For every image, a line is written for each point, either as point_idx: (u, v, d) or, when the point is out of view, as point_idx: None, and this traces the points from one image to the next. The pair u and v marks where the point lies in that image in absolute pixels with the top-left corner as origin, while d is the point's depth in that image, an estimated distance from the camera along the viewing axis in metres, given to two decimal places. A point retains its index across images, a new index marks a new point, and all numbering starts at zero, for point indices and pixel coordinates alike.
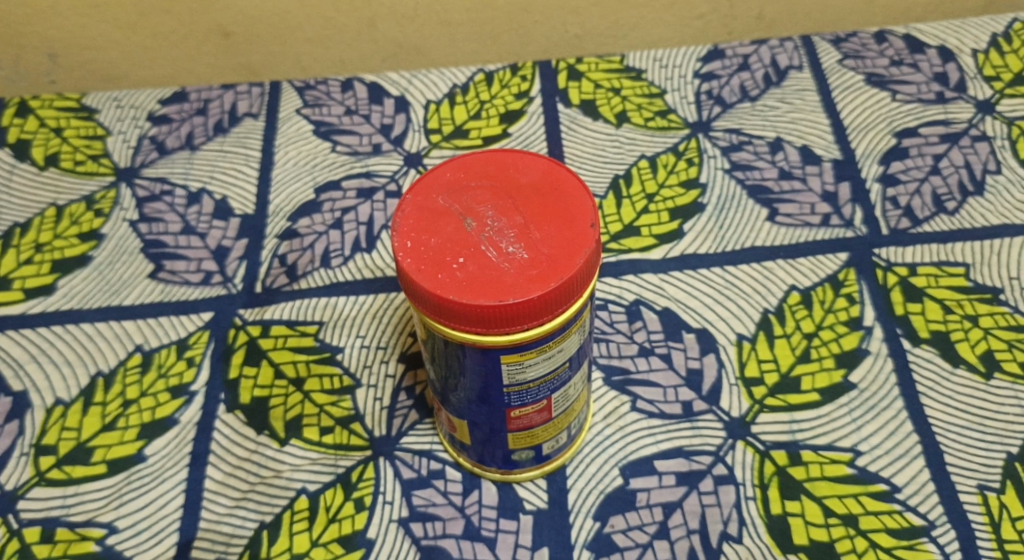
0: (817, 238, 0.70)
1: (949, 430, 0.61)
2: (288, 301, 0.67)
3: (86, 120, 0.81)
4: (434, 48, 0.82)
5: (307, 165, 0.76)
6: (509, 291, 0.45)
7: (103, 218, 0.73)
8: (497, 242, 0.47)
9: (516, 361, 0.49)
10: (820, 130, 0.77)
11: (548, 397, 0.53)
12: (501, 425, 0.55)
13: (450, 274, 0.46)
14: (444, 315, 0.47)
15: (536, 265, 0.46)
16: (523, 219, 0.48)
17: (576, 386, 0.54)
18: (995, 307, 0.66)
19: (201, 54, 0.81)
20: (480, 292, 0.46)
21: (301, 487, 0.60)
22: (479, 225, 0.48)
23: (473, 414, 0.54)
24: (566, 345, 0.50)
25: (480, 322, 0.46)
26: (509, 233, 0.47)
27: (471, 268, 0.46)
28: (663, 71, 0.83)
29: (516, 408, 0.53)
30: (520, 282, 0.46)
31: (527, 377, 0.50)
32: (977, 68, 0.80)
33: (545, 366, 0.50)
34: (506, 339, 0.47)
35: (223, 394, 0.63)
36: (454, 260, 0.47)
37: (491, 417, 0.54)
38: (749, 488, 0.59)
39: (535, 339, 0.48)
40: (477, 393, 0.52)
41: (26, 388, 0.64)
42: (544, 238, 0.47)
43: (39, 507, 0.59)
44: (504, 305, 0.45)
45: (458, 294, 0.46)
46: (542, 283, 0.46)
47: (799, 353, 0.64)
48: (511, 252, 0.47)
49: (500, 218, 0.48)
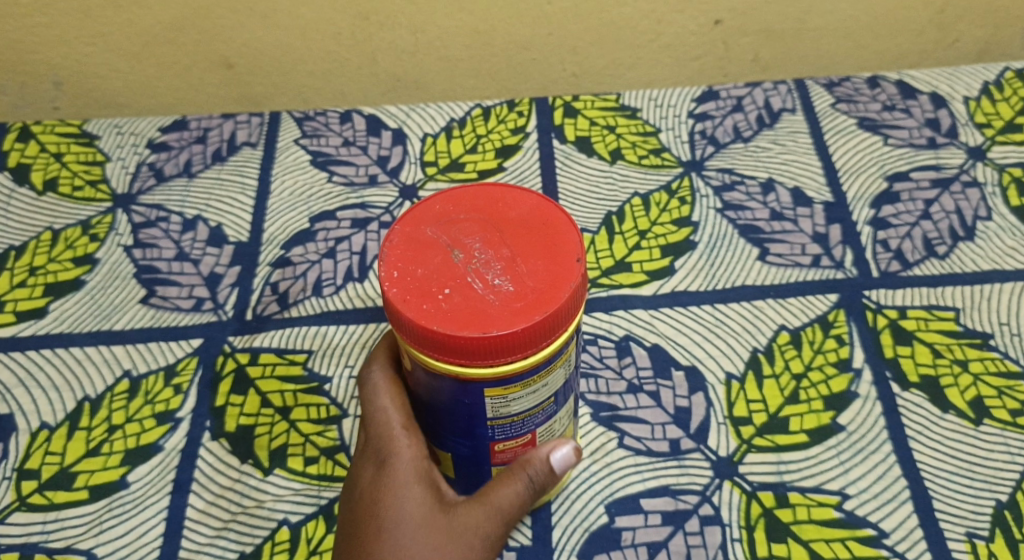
0: (807, 279, 0.70)
1: (937, 475, 0.61)
2: (277, 329, 0.67)
3: (87, 146, 0.81)
4: (434, 83, 0.83)
5: (303, 194, 0.77)
6: (494, 322, 0.46)
7: (99, 243, 0.74)
8: (484, 275, 0.47)
9: (500, 395, 0.49)
10: (813, 172, 0.78)
11: (531, 431, 0.53)
12: (484, 459, 0.54)
13: (436, 304, 0.46)
14: (428, 346, 0.47)
15: (521, 297, 0.46)
16: (510, 252, 0.48)
17: (562, 420, 0.54)
18: (984, 352, 0.66)
19: (204, 84, 0.82)
20: (465, 323, 0.46)
21: (283, 518, 0.59)
22: (467, 257, 0.48)
23: (455, 449, 0.54)
24: (550, 380, 0.50)
25: (463, 353, 0.46)
26: (495, 265, 0.48)
27: (457, 298, 0.46)
28: (658, 110, 0.83)
29: (500, 442, 0.53)
30: (504, 314, 0.46)
31: (511, 411, 0.50)
32: (969, 115, 0.81)
33: (528, 400, 0.50)
34: (489, 372, 0.47)
35: (209, 421, 0.63)
36: (440, 290, 0.47)
37: (474, 452, 0.54)
38: (735, 529, 0.59)
39: (521, 373, 0.48)
40: (460, 427, 0.52)
41: (12, 411, 0.64)
42: (530, 271, 0.48)
43: (18, 532, 0.59)
44: (488, 337, 0.45)
45: (441, 324, 0.46)
46: (527, 316, 0.46)
47: (788, 395, 0.64)
48: (497, 285, 0.47)
49: (487, 251, 0.48)
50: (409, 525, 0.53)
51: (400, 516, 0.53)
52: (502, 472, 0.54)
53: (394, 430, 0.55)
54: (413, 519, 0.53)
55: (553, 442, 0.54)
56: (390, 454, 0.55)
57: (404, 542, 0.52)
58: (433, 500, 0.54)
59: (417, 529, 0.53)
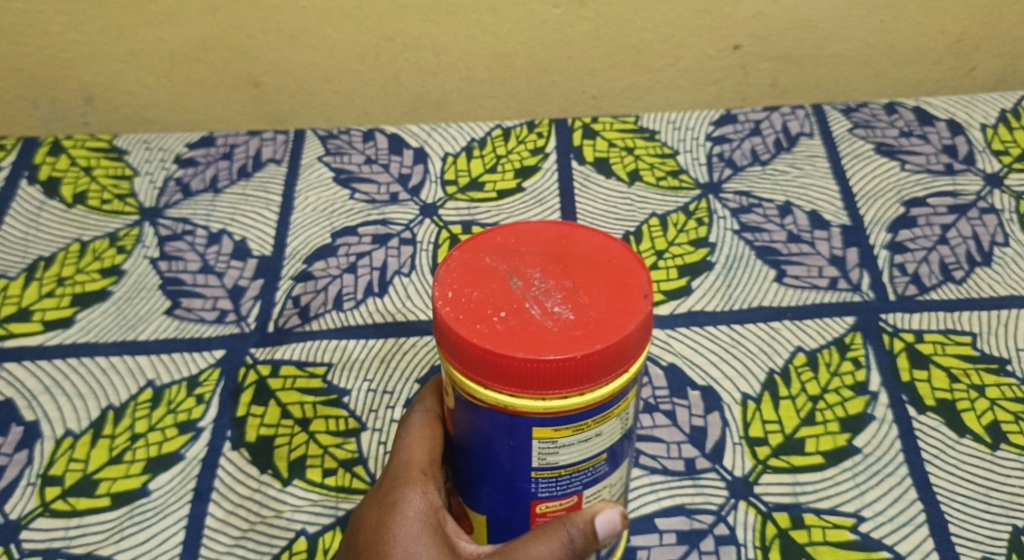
0: (824, 301, 0.71)
1: (954, 500, 0.60)
2: (298, 342, 0.68)
3: (117, 161, 0.83)
4: (455, 103, 0.85)
5: (326, 211, 0.78)
6: (550, 347, 0.43)
7: (125, 255, 0.75)
8: (543, 302, 0.45)
9: (549, 439, 0.45)
10: (830, 197, 0.78)
11: (579, 491, 0.48)
12: (520, 522, 0.49)
13: (490, 325, 0.44)
14: (477, 369, 0.44)
15: (582, 326, 0.44)
16: (572, 283, 0.46)
17: (611, 487, 0.50)
18: (1002, 378, 0.66)
19: (230, 102, 0.84)
20: (519, 345, 0.43)
21: (300, 528, 0.59)
22: (526, 285, 0.46)
23: (492, 508, 0.50)
24: (605, 430, 0.46)
25: (514, 379, 0.43)
26: (556, 294, 0.46)
27: (512, 322, 0.44)
28: (676, 132, 0.85)
29: (543, 501, 0.48)
30: (562, 340, 0.43)
31: (558, 461, 0.46)
32: (986, 143, 0.82)
33: (578, 451, 0.46)
34: (541, 406, 0.44)
35: (230, 431, 0.64)
36: (495, 314, 0.45)
37: (512, 512, 0.49)
38: (751, 549, 0.59)
39: (577, 411, 0.44)
40: (501, 479, 0.48)
41: (38, 418, 0.65)
42: (593, 302, 0.45)
43: (41, 537, 0.59)
44: (543, 361, 0.42)
45: (493, 345, 0.43)
46: (587, 344, 0.43)
47: (804, 416, 0.65)
48: (556, 312, 0.45)
49: (548, 280, 0.46)
50: None
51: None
52: (539, 530, 0.47)
53: (412, 473, 0.51)
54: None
55: (601, 504, 0.48)
56: (403, 497, 0.50)
57: None
58: (446, 557, 0.49)
59: None
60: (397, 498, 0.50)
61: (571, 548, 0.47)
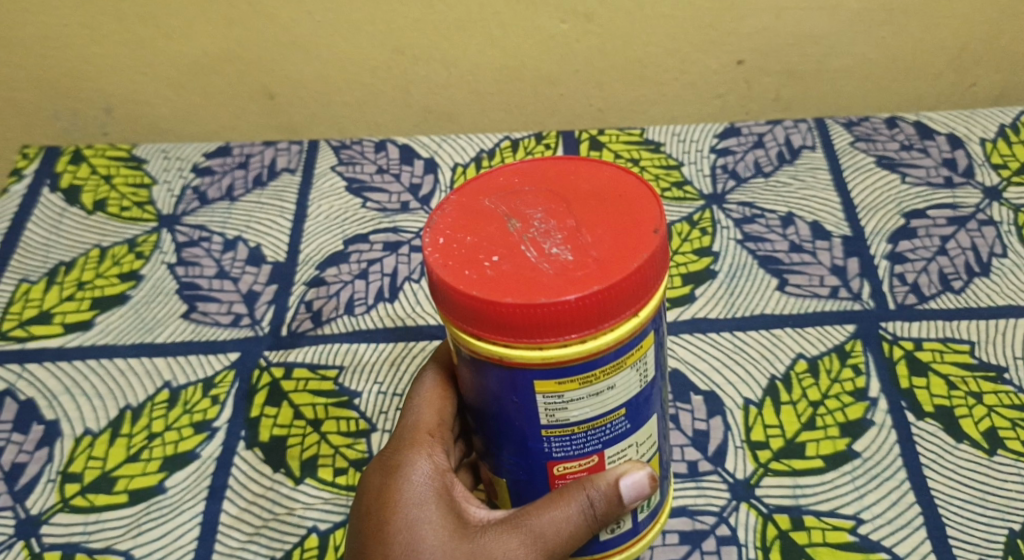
0: (825, 309, 0.73)
1: (951, 504, 0.62)
2: (310, 345, 0.70)
3: (136, 170, 0.85)
4: (464, 115, 0.87)
5: (338, 218, 0.80)
6: (543, 291, 0.43)
7: (144, 260, 0.77)
8: (540, 244, 0.46)
9: (554, 392, 0.46)
10: (831, 207, 0.80)
11: (599, 450, 0.50)
12: (540, 484, 0.52)
13: (479, 270, 0.45)
14: (467, 318, 0.45)
15: (581, 267, 0.44)
16: (574, 223, 0.47)
17: (638, 447, 0.51)
18: (999, 385, 0.67)
19: (246, 113, 0.87)
20: (509, 290, 0.44)
21: (312, 525, 0.61)
22: (524, 227, 0.47)
23: (512, 472, 0.52)
24: (617, 382, 0.47)
25: (505, 327, 0.44)
26: (556, 235, 0.46)
27: (504, 266, 0.45)
28: (681, 144, 0.86)
29: (559, 462, 0.50)
30: (556, 282, 0.44)
31: (569, 419, 0.47)
32: (985, 156, 0.83)
33: (590, 407, 0.47)
34: (538, 355, 0.44)
35: (244, 431, 0.65)
36: (487, 259, 0.45)
37: (529, 476, 0.51)
38: (751, 550, 0.60)
39: (577, 362, 0.45)
40: (513, 440, 0.50)
41: (58, 417, 0.66)
42: (595, 241, 0.46)
43: (61, 532, 0.61)
44: (535, 305, 0.43)
45: (481, 290, 0.44)
46: (582, 285, 0.43)
47: (805, 421, 0.66)
48: (554, 253, 0.45)
49: (548, 222, 0.47)
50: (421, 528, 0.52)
51: (412, 517, 0.52)
52: (558, 491, 0.51)
53: (419, 435, 0.56)
54: (434, 527, 0.52)
55: (627, 466, 0.51)
56: (410, 455, 0.55)
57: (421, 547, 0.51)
58: (450, 511, 0.53)
59: (435, 535, 0.51)
60: (404, 457, 0.55)
61: (589, 511, 0.50)
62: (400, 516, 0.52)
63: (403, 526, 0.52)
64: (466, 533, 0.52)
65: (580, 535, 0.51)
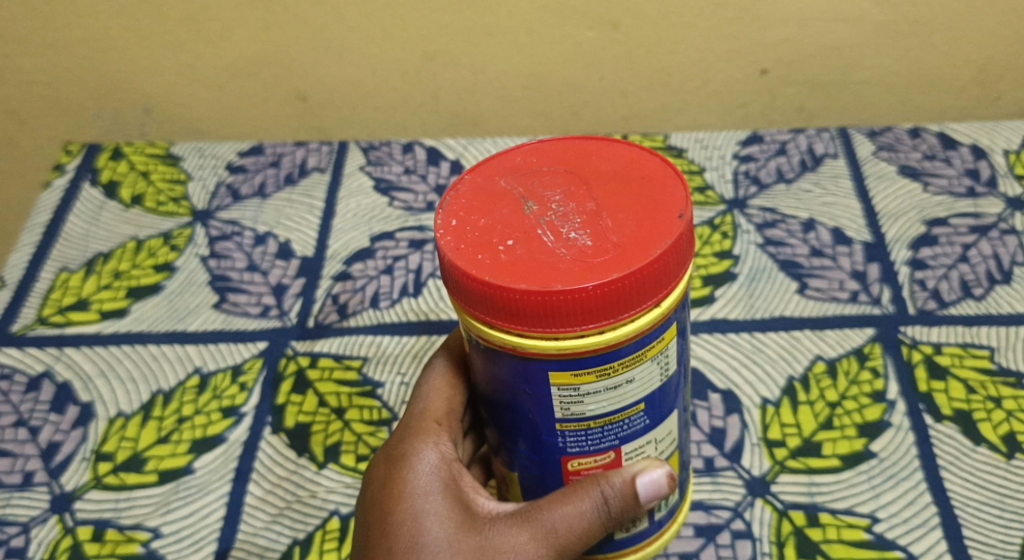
0: (844, 312, 0.73)
1: (968, 505, 0.62)
2: (336, 336, 0.72)
3: (172, 167, 0.89)
4: (490, 120, 0.89)
5: (365, 217, 0.82)
6: (559, 278, 0.44)
7: (178, 253, 0.79)
8: (558, 228, 0.47)
9: (570, 384, 0.47)
10: (852, 214, 0.81)
11: (615, 447, 0.50)
12: (556, 478, 0.52)
13: (493, 255, 0.46)
14: (479, 303, 0.46)
15: (600, 253, 0.45)
16: (594, 206, 0.48)
17: (657, 444, 0.52)
18: (1018, 390, 0.67)
19: (279, 115, 0.89)
20: (524, 277, 0.44)
21: (333, 508, 0.62)
22: (541, 209, 0.48)
23: (526, 467, 0.53)
24: (636, 377, 0.47)
25: (520, 316, 0.45)
26: (574, 218, 0.47)
27: (518, 251, 0.46)
28: (703, 151, 0.88)
29: (575, 458, 0.51)
30: (573, 269, 0.44)
31: (586, 412, 0.48)
32: (1009, 167, 0.84)
33: (607, 401, 0.48)
34: (552, 345, 0.45)
35: (269, 417, 0.67)
36: (502, 243, 0.46)
37: (545, 470, 0.52)
38: (767, 544, 0.61)
39: (593, 353, 0.45)
40: (529, 435, 0.50)
41: (92, 399, 0.69)
42: (615, 226, 0.46)
43: (93, 508, 0.63)
44: (550, 293, 0.44)
45: (493, 276, 0.45)
46: (600, 273, 0.44)
47: (822, 421, 0.67)
48: (571, 238, 0.46)
49: (566, 204, 0.48)
50: (426, 519, 0.52)
51: (419, 508, 0.53)
52: (573, 485, 0.51)
53: (427, 424, 0.57)
54: (440, 518, 0.52)
55: (645, 463, 0.51)
56: (417, 446, 0.55)
57: (426, 539, 0.52)
58: (457, 503, 0.54)
59: (441, 527, 0.52)
60: (411, 448, 0.55)
61: (605, 507, 0.51)
62: (406, 504, 0.53)
63: (410, 515, 0.52)
64: (475, 525, 0.53)
65: (590, 531, 0.51)
